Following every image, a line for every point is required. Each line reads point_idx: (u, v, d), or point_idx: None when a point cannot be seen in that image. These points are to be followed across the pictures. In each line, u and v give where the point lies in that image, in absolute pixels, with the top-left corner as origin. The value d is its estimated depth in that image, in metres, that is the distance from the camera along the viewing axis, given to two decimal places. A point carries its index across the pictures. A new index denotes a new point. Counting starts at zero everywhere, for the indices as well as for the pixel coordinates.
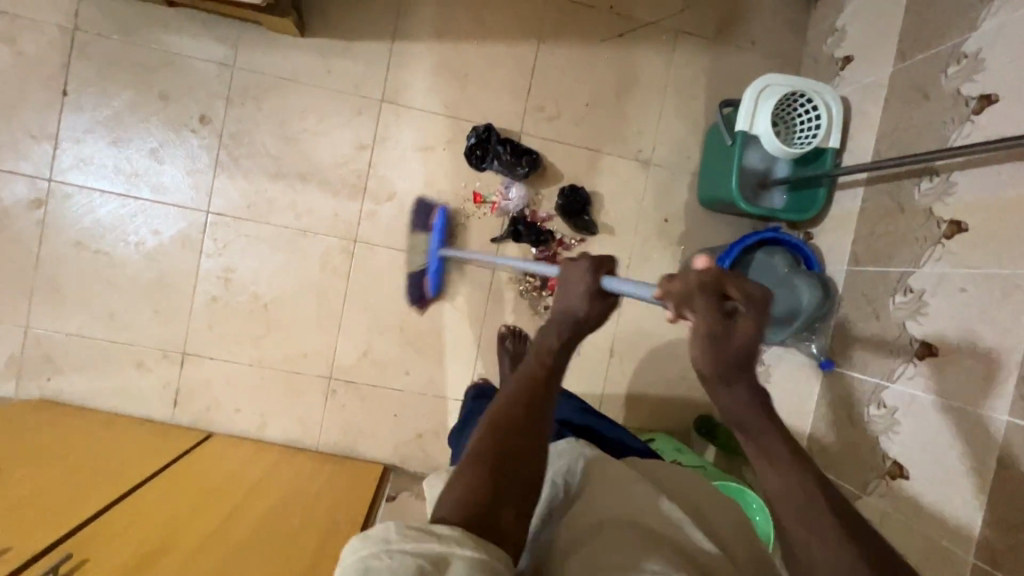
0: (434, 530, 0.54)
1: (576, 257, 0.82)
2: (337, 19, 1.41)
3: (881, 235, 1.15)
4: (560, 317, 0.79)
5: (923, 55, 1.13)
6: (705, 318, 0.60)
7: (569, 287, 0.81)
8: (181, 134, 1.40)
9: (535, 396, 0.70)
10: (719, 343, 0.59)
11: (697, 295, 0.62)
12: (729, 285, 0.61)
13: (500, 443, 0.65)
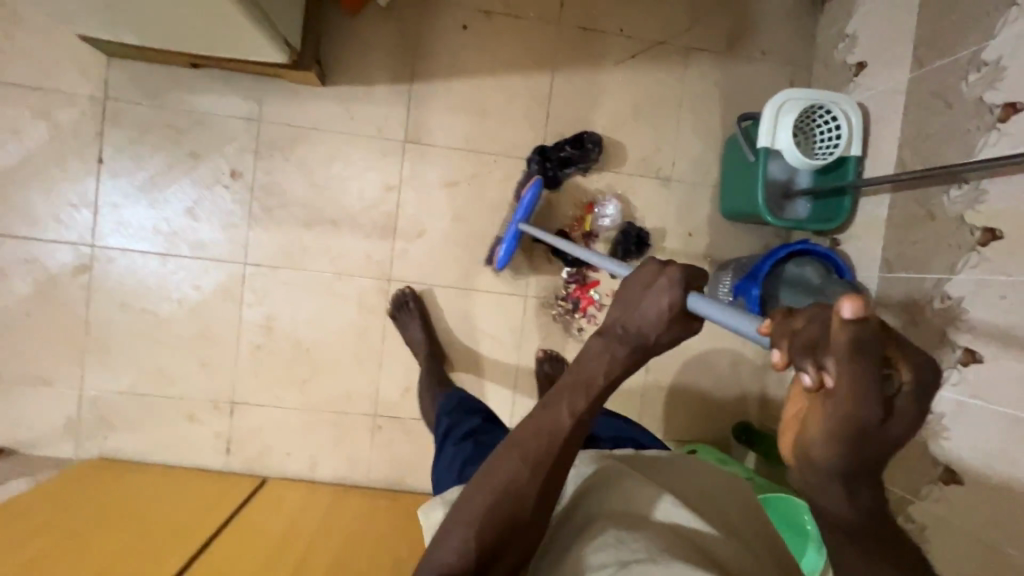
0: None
1: (665, 261, 0.65)
2: (355, 66, 1.45)
3: (913, 243, 1.17)
4: (623, 341, 0.68)
5: (941, 62, 1.15)
6: (863, 410, 0.43)
7: (646, 300, 0.66)
8: (215, 190, 1.44)
9: (545, 455, 0.69)
10: (859, 433, 0.44)
11: (844, 363, 0.42)
12: (900, 363, 0.43)
13: (494, 507, 0.67)
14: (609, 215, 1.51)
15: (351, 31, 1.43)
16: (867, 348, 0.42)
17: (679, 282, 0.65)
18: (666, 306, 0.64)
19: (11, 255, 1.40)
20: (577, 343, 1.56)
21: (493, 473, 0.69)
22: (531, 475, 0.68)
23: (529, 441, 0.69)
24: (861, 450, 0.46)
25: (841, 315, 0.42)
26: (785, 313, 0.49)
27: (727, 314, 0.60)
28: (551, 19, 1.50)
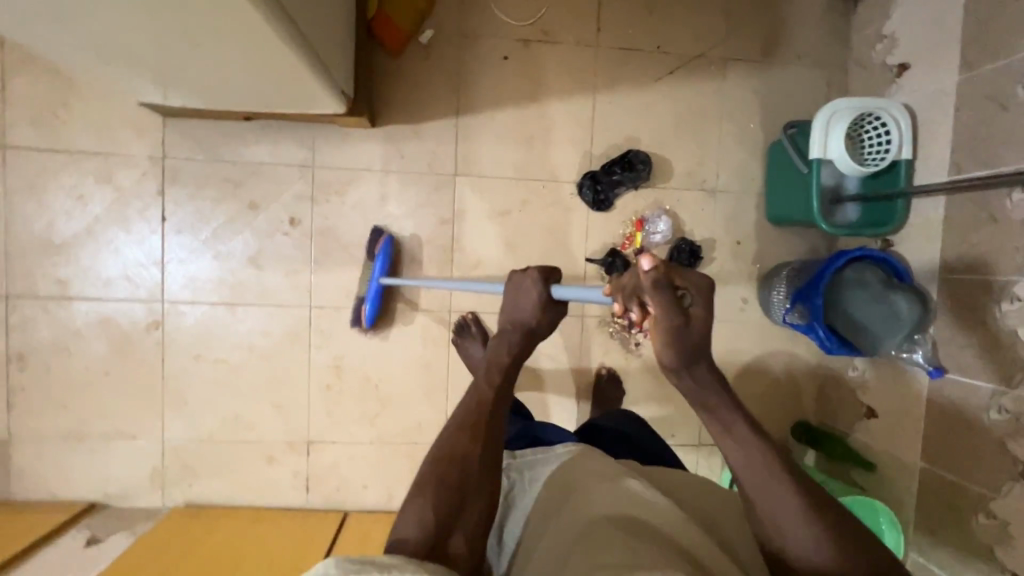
0: (377, 563, 0.59)
1: (526, 268, 0.87)
2: (402, 105, 1.48)
3: (975, 244, 1.20)
4: (511, 328, 0.87)
5: (994, 65, 1.18)
6: (669, 314, 0.60)
7: (521, 297, 0.87)
8: (276, 237, 1.47)
9: (474, 421, 0.81)
10: (682, 335, 0.61)
11: (652, 292, 0.61)
12: (676, 276, 0.62)
13: (444, 476, 0.76)
14: (661, 231, 1.54)
15: (396, 73, 1.47)
16: (659, 278, 0.61)
17: (540, 280, 0.86)
18: (539, 299, 0.86)
19: (86, 316, 1.44)
20: (635, 358, 1.60)
21: (442, 449, 0.79)
22: (469, 445, 0.79)
23: (464, 415, 0.82)
24: (691, 345, 0.62)
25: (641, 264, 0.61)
26: (617, 275, 0.67)
27: (581, 291, 0.79)
28: (588, 42, 1.52)
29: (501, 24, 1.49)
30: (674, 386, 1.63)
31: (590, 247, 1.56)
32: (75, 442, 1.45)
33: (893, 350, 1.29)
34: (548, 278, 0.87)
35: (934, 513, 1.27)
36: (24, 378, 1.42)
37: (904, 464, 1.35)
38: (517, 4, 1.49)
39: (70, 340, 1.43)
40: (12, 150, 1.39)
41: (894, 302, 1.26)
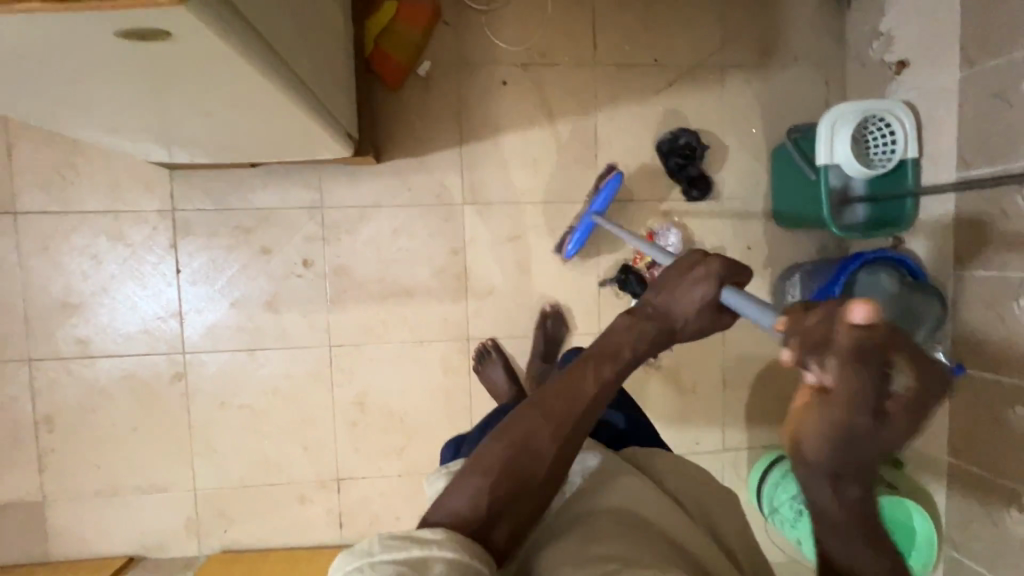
0: (416, 537, 0.55)
1: (708, 253, 0.70)
2: (406, 138, 1.48)
3: (990, 240, 1.21)
4: (653, 312, 0.69)
5: (997, 62, 1.19)
6: (854, 402, 0.44)
7: (678, 286, 0.69)
8: (291, 280, 1.48)
9: (567, 417, 0.65)
10: (853, 440, 0.46)
11: (848, 362, 0.44)
12: (901, 360, 0.43)
13: (511, 465, 0.63)
14: (672, 244, 1.54)
15: (398, 108, 1.48)
16: (870, 350, 0.43)
17: (715, 276, 0.68)
18: (700, 300, 0.68)
19: (109, 373, 1.44)
20: (655, 370, 1.61)
21: (518, 424, 0.65)
22: (551, 441, 0.64)
23: (553, 403, 0.65)
24: (850, 455, 0.46)
25: (850, 321, 0.45)
26: (805, 309, 0.50)
27: (754, 308, 0.63)
28: (586, 61, 1.52)
29: (499, 49, 1.49)
30: (696, 394, 1.63)
31: (602, 266, 1.57)
32: (109, 498, 1.46)
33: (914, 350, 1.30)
34: (724, 278, 0.69)
35: (966, 507, 1.28)
36: (54, 439, 1.43)
37: (930, 459, 1.37)
38: (512, 29, 1.49)
39: (95, 398, 1.44)
40: (25, 216, 1.40)
41: (911, 304, 1.27)
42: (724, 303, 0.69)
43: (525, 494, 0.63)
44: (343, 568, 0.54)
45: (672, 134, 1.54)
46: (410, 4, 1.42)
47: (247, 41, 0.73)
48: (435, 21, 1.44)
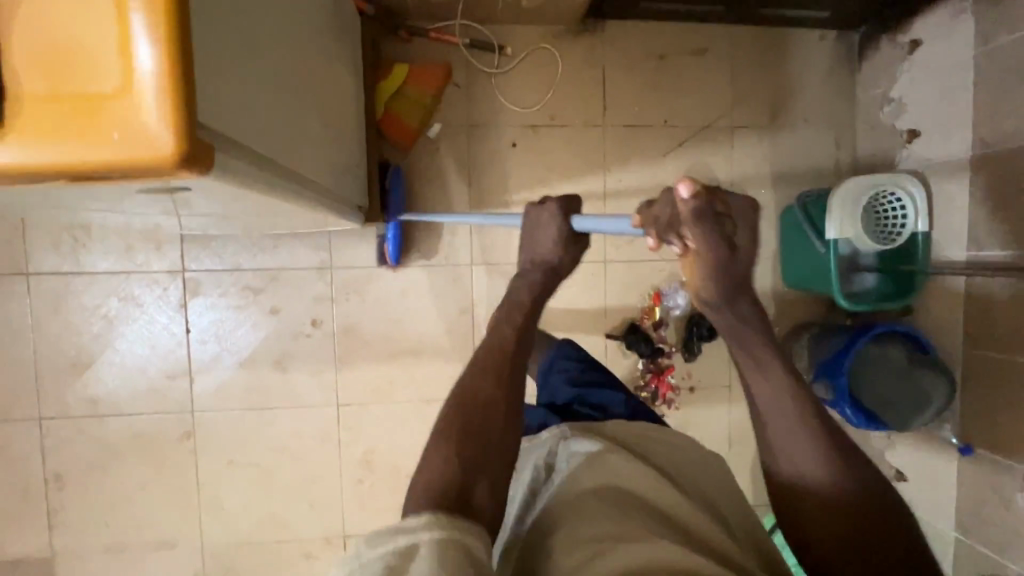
0: (402, 527, 0.56)
1: (542, 201, 0.90)
2: (416, 199, 1.49)
3: (1000, 322, 1.21)
4: (534, 266, 0.89)
5: (1009, 147, 1.19)
6: (714, 249, 0.63)
7: (539, 234, 0.89)
8: (300, 340, 1.49)
9: (501, 366, 0.77)
10: (725, 267, 0.65)
11: (694, 221, 0.62)
12: (721, 205, 0.62)
13: (464, 419, 0.71)
14: (679, 305, 1.57)
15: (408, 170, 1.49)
16: (709, 203, 0.62)
17: (559, 213, 0.88)
18: (560, 236, 0.88)
19: (118, 432, 1.45)
20: None
21: (462, 388, 0.75)
22: (492, 382, 0.75)
23: (485, 359, 0.78)
24: (728, 293, 0.68)
25: (683, 196, 0.61)
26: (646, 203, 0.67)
27: (602, 221, 0.77)
28: (596, 123, 1.53)
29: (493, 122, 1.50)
30: None
31: (609, 323, 1.59)
32: (117, 555, 1.47)
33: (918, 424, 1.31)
34: (567, 208, 0.89)
35: None
36: (64, 497, 1.44)
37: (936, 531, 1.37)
38: (522, 91, 1.50)
39: (105, 457, 1.45)
40: (37, 277, 1.41)
41: (919, 381, 1.28)
42: (577, 231, 0.88)
43: (485, 442, 0.70)
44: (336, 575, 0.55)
45: None
46: (422, 67, 1.43)
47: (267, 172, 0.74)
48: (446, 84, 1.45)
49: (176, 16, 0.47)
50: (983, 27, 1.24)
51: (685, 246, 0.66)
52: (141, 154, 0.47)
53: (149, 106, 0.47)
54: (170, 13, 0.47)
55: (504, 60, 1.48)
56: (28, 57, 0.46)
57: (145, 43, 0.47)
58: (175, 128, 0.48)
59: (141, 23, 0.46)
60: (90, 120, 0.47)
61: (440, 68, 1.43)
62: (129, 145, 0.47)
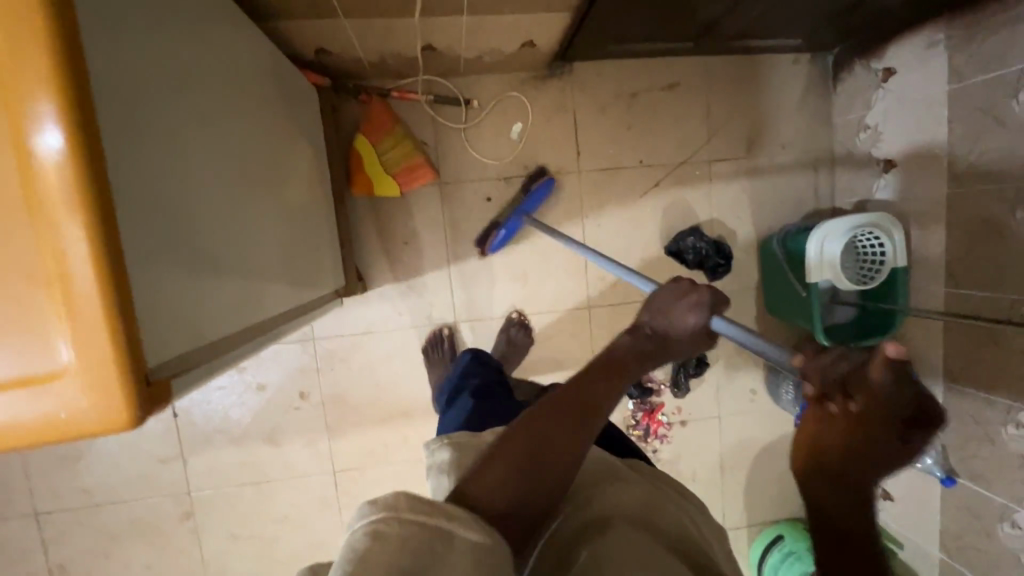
0: (447, 508, 0.50)
1: (699, 282, 0.74)
2: (395, 262, 1.47)
3: (977, 359, 1.22)
4: (651, 332, 0.73)
5: (981, 187, 1.18)
6: (877, 434, 0.50)
7: (671, 306, 0.74)
8: (290, 414, 1.48)
9: (584, 417, 0.63)
10: (874, 452, 0.51)
11: (882, 385, 0.47)
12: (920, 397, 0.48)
13: (536, 446, 0.60)
14: None
15: (382, 235, 1.46)
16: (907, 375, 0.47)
17: (707, 304, 0.73)
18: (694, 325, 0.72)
19: (118, 520, 1.46)
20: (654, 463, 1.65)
21: (539, 415, 0.62)
22: (570, 433, 0.61)
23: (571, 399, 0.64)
24: (855, 477, 0.54)
25: (885, 356, 0.46)
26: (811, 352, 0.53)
27: (747, 338, 0.68)
28: (571, 169, 1.50)
29: (511, 162, 1.47)
30: (695, 481, 1.67)
31: None
32: None
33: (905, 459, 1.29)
34: (714, 306, 0.73)
35: None
36: None
37: (923, 551, 1.42)
38: (493, 144, 1.47)
39: (108, 545, 1.46)
40: None
41: None
42: (715, 330, 0.74)
43: (543, 489, 0.59)
44: (364, 517, 0.47)
45: (677, 240, 1.51)
46: (369, 121, 1.37)
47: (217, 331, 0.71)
48: (401, 127, 1.38)
49: (97, 220, 0.46)
50: (953, 60, 1.21)
51: (844, 407, 0.50)
52: (82, 375, 0.46)
53: (86, 323, 0.46)
54: (82, 165, 0.45)
55: (472, 112, 1.45)
56: None
57: (72, 258, 0.45)
58: (112, 338, 0.46)
59: (64, 234, 0.45)
60: (34, 345, 0.46)
61: (387, 116, 1.37)
62: (75, 362, 0.46)
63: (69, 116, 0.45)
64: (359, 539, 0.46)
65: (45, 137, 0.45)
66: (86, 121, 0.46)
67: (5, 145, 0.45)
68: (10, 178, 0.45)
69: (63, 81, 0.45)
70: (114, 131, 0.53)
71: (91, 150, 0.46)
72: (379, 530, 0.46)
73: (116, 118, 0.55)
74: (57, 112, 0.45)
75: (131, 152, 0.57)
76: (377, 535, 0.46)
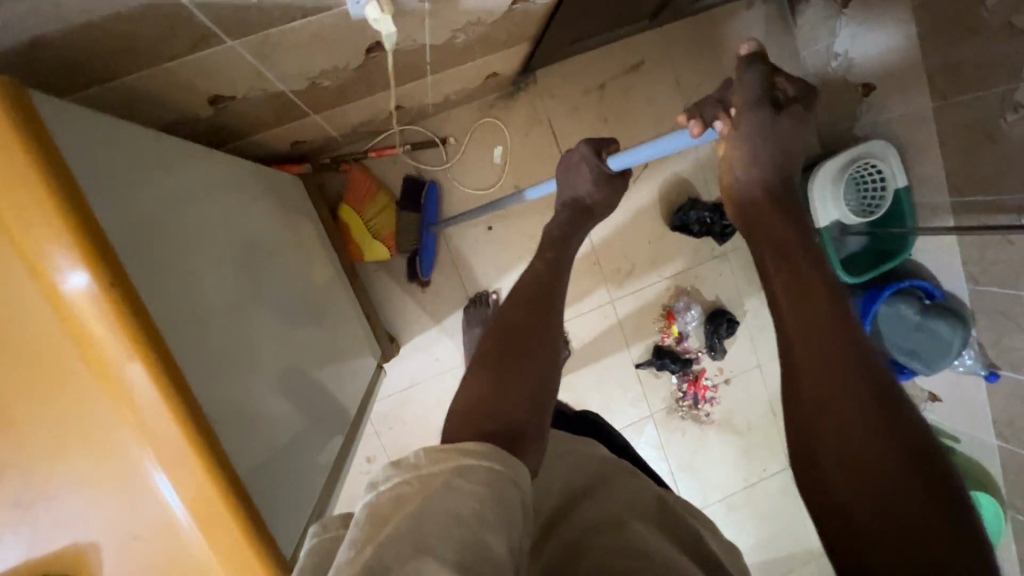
0: (460, 449, 0.49)
1: (574, 145, 0.95)
2: (418, 313, 1.51)
3: (996, 260, 1.25)
4: (575, 205, 0.97)
5: (966, 96, 1.18)
6: (762, 115, 0.79)
7: (578, 175, 0.96)
8: (360, 480, 1.52)
9: (527, 322, 0.75)
10: (773, 135, 0.80)
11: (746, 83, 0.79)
12: (781, 83, 0.80)
13: (495, 353, 0.70)
14: (694, 318, 1.63)
15: (399, 290, 1.49)
16: (752, 71, 0.78)
17: (589, 152, 0.94)
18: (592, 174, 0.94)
19: None
20: (709, 425, 1.71)
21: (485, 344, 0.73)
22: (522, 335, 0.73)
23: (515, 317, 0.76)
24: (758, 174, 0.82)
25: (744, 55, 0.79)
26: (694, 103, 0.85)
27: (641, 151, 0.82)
28: None
29: (502, 184, 1.48)
30: (751, 430, 1.73)
31: (634, 354, 1.65)
32: None
33: (917, 336, 1.38)
34: (599, 148, 0.94)
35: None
36: None
37: (980, 442, 1.47)
38: (479, 172, 1.48)
39: None
40: None
41: (934, 330, 1.34)
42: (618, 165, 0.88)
43: (527, 372, 0.67)
44: (387, 482, 0.46)
45: (679, 208, 1.57)
46: (352, 188, 1.39)
47: (293, 472, 0.74)
48: (384, 190, 1.42)
49: (157, 360, 0.45)
50: None
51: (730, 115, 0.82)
52: None
53: (214, 518, 0.48)
54: (125, 318, 0.44)
55: (450, 149, 1.46)
56: (44, 429, 0.46)
57: (150, 418, 0.46)
58: (233, 510, 0.48)
59: (135, 388, 0.45)
60: None
61: (368, 179, 1.39)
62: None
63: (98, 273, 0.43)
64: (382, 504, 0.45)
65: (77, 296, 0.44)
66: (116, 273, 0.44)
67: (51, 318, 0.45)
68: (67, 346, 0.45)
69: (87, 247, 0.43)
70: (183, 333, 0.56)
71: (126, 294, 0.45)
72: (400, 491, 0.45)
73: (188, 325, 0.57)
74: (83, 266, 0.43)
75: (201, 344, 0.59)
76: (397, 495, 0.44)
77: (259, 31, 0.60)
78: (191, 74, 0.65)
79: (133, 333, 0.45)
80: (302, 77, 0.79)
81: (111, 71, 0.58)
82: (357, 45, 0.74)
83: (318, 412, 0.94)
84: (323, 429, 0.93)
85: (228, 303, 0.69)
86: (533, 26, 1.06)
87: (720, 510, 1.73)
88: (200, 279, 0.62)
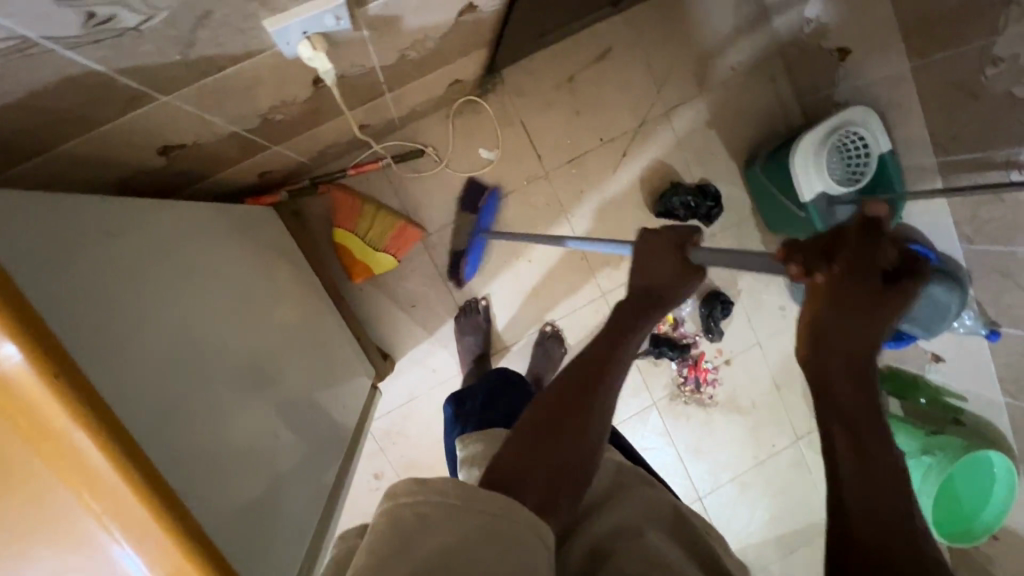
0: (487, 494, 0.50)
1: (656, 227, 0.80)
2: (409, 326, 1.50)
3: (988, 217, 1.22)
4: (641, 292, 0.79)
5: (943, 54, 1.14)
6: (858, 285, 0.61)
7: (649, 262, 0.79)
8: (373, 497, 1.53)
9: (592, 387, 0.68)
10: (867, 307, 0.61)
11: (857, 245, 0.61)
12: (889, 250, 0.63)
13: (552, 420, 0.64)
14: (687, 305, 1.63)
15: (389, 306, 1.48)
16: (874, 227, 0.61)
17: (677, 242, 0.78)
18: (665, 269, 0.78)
19: None
20: (714, 407, 1.70)
21: (547, 397, 0.67)
22: (586, 407, 0.66)
23: (583, 377, 0.70)
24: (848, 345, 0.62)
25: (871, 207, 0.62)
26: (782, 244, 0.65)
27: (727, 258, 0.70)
28: (538, 173, 1.48)
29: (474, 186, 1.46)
30: (756, 407, 1.72)
31: None
32: None
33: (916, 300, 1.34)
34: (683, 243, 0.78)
35: None
36: None
37: (989, 401, 1.44)
38: (455, 179, 1.45)
39: None
40: None
41: (930, 293, 1.32)
42: (702, 262, 0.76)
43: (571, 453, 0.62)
44: (412, 498, 0.49)
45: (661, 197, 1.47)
46: (339, 211, 1.39)
47: (287, 514, 0.74)
48: (370, 203, 1.40)
49: (104, 432, 0.45)
50: None
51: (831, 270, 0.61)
52: None
53: None
54: (65, 394, 0.44)
55: (429, 157, 1.44)
56: (9, 515, 0.45)
57: (106, 492, 0.45)
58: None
59: (88, 461, 0.45)
60: None
61: (353, 198, 1.39)
62: None
63: (30, 351, 0.43)
64: (404, 519, 0.49)
65: (13, 380, 0.43)
66: (52, 348, 0.44)
67: None
68: (12, 433, 0.44)
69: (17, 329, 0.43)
70: (146, 399, 0.55)
71: (64, 371, 0.44)
72: (426, 511, 0.49)
73: (153, 388, 0.57)
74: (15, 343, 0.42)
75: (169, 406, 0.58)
76: (424, 521, 0.48)
77: (191, 84, 0.58)
78: (131, 133, 0.64)
79: (76, 407, 0.44)
80: (252, 115, 0.77)
81: (45, 142, 0.57)
82: (300, 78, 0.72)
83: (316, 441, 0.94)
84: (320, 461, 0.93)
85: (199, 357, 0.68)
86: (488, 31, 1.03)
87: (733, 490, 1.73)
88: (160, 344, 0.62)
